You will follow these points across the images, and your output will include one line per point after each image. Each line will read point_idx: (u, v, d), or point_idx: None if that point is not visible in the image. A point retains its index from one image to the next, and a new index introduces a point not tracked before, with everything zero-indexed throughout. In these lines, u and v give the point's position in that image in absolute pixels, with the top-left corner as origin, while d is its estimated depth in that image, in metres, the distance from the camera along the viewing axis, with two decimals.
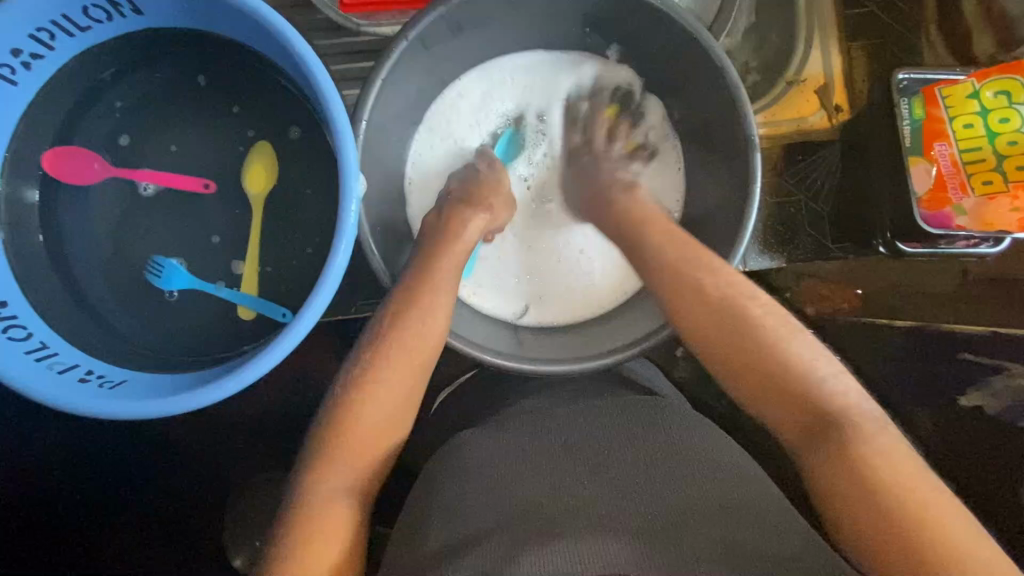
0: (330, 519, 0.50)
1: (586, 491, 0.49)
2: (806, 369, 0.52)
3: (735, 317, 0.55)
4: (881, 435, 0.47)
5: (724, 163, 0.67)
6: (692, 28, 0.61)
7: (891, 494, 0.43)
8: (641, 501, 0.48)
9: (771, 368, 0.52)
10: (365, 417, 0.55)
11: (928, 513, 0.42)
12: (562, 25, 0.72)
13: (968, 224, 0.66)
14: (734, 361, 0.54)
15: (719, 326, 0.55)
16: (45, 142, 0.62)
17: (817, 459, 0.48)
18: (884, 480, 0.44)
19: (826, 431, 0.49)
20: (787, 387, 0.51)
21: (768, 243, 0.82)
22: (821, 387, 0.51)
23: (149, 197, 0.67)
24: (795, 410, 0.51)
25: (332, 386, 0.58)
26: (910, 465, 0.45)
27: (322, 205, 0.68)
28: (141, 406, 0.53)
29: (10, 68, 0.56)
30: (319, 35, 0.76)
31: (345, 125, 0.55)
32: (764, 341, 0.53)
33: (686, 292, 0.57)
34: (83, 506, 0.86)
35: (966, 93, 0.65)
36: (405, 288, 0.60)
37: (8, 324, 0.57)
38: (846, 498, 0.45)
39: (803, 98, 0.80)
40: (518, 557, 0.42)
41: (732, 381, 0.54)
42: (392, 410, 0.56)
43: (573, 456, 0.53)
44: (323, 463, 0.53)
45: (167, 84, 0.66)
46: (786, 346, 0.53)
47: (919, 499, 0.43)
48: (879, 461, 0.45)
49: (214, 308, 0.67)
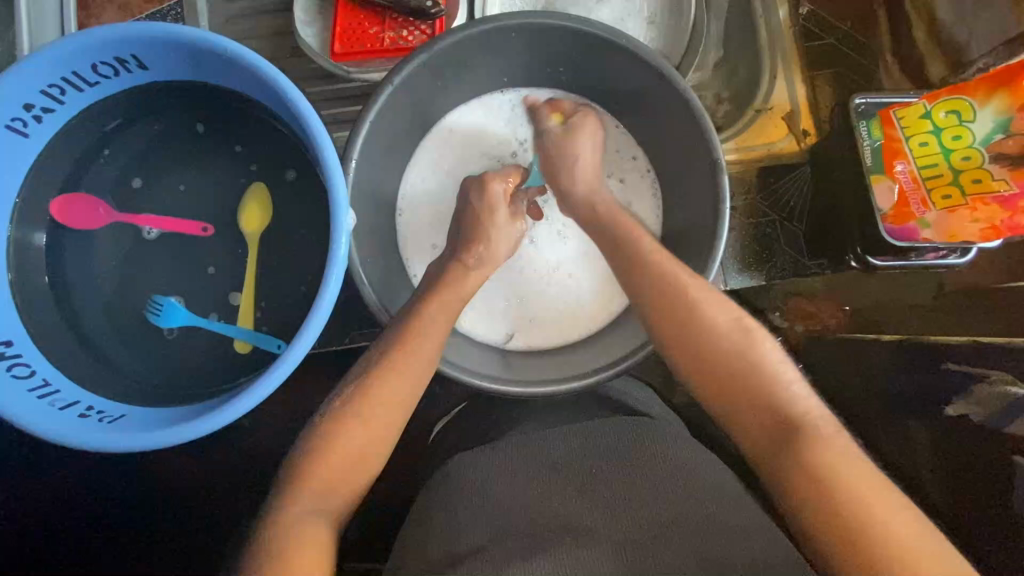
0: (305, 533, 0.48)
1: (572, 510, 0.49)
2: (775, 375, 0.54)
3: (708, 330, 0.57)
4: (836, 437, 0.49)
5: (696, 185, 0.70)
6: (657, 64, 0.65)
7: (842, 489, 0.44)
8: (627, 517, 0.48)
9: (743, 371, 0.54)
10: (344, 450, 0.55)
11: (875, 509, 0.43)
12: (537, 67, 0.76)
13: (934, 237, 0.68)
14: (705, 362, 0.56)
15: (685, 339, 0.58)
16: (54, 189, 0.66)
17: (779, 457, 0.49)
18: (835, 479, 0.45)
19: (785, 432, 0.50)
20: (752, 390, 0.53)
21: (747, 262, 0.87)
22: (786, 388, 0.53)
23: (152, 240, 0.70)
24: (757, 409, 0.52)
25: (314, 417, 0.59)
26: (862, 467, 0.46)
27: (316, 241, 0.71)
28: (135, 440, 0.55)
29: (23, 122, 0.61)
30: (315, 82, 0.82)
31: (334, 163, 0.58)
32: (726, 343, 0.56)
33: (663, 306, 0.60)
34: (79, 548, 0.86)
35: (919, 114, 0.68)
36: (400, 324, 0.63)
37: (13, 362, 0.60)
38: (798, 494, 0.46)
39: (772, 124, 0.84)
40: (504, 568, 0.42)
41: (703, 388, 0.56)
42: (372, 438, 0.56)
43: (563, 474, 0.54)
44: (300, 483, 0.53)
45: (167, 132, 0.70)
46: (750, 351, 0.55)
47: (866, 491, 0.44)
48: (833, 461, 0.47)
49: (211, 342, 0.69)
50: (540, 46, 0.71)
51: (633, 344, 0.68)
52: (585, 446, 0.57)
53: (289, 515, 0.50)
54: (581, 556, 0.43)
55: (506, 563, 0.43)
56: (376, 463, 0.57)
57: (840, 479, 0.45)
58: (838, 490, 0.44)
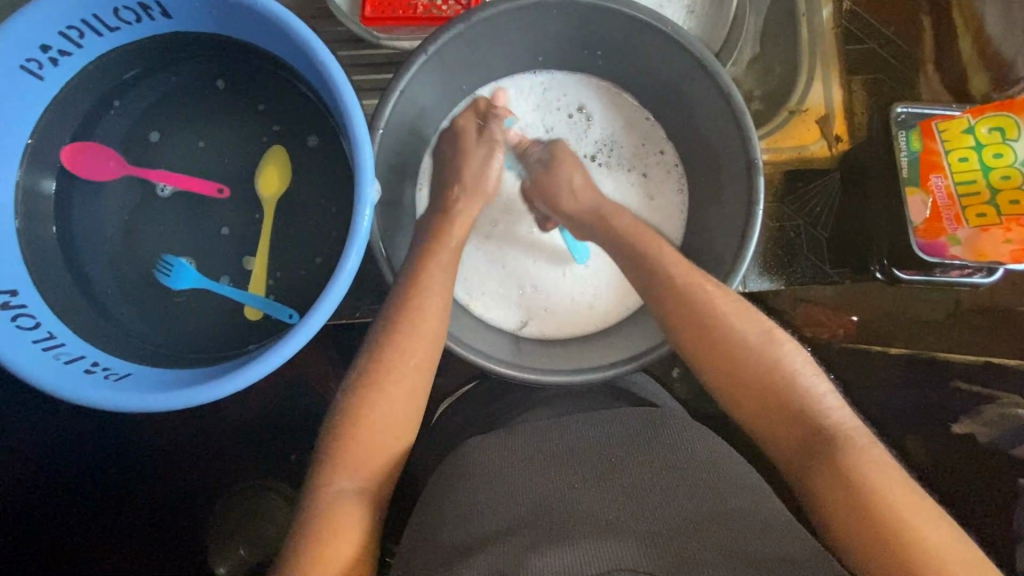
0: (340, 521, 0.50)
1: (591, 499, 0.48)
2: (800, 390, 0.53)
3: (736, 336, 0.56)
4: (873, 450, 0.49)
5: (730, 182, 0.68)
6: (698, 53, 0.63)
7: (880, 504, 0.45)
8: (645, 507, 0.47)
9: (767, 387, 0.53)
10: (366, 432, 0.54)
11: (911, 526, 0.43)
12: (573, 49, 0.74)
13: (962, 254, 0.69)
14: (727, 375, 0.55)
15: (704, 348, 0.57)
16: (66, 135, 0.64)
17: (813, 472, 0.49)
18: (872, 493, 0.45)
19: (821, 446, 0.50)
20: (783, 400, 0.53)
21: (767, 265, 0.83)
22: (814, 402, 0.52)
23: (165, 197, 0.68)
24: (789, 422, 0.52)
25: (336, 395, 0.58)
26: (898, 480, 0.46)
27: (335, 210, 0.69)
28: (143, 399, 0.54)
29: (38, 63, 0.58)
30: (342, 46, 0.79)
31: (363, 131, 0.56)
32: (757, 351, 0.55)
33: (681, 308, 0.59)
34: (75, 500, 0.86)
35: (962, 129, 0.67)
36: (400, 299, 0.60)
37: (18, 312, 0.58)
38: (835, 510, 0.46)
39: (804, 127, 0.83)
40: (529, 558, 0.41)
41: (727, 397, 0.56)
42: (396, 412, 0.56)
43: (581, 461, 0.53)
44: (333, 460, 0.53)
45: (187, 86, 0.68)
46: (784, 360, 0.55)
47: (905, 507, 0.44)
48: (870, 472, 0.47)
49: (221, 306, 0.67)
50: (579, 27, 0.69)
51: (650, 340, 0.67)
52: (603, 438, 0.56)
53: (326, 494, 0.51)
54: (606, 547, 0.42)
55: (527, 552, 0.42)
56: (410, 433, 0.57)
57: (877, 494, 0.45)
58: (876, 506, 0.45)
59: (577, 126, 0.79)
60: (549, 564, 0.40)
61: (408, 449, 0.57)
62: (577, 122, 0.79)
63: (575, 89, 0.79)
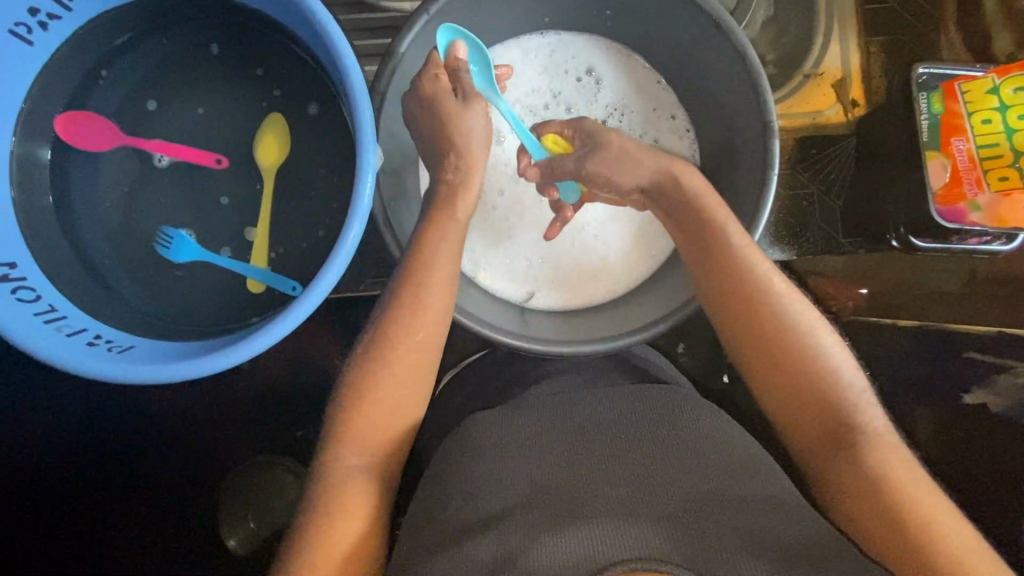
0: (353, 497, 0.51)
1: (600, 476, 0.47)
2: (841, 387, 0.53)
3: (776, 326, 0.55)
4: (898, 448, 0.50)
5: (745, 147, 0.65)
6: (713, 11, 0.60)
7: (905, 505, 0.47)
8: (657, 485, 0.46)
9: (803, 380, 0.53)
10: (374, 406, 0.54)
11: (935, 528, 0.45)
12: (582, 9, 0.71)
13: (982, 220, 0.67)
14: (765, 366, 0.55)
15: (750, 338, 0.55)
16: (59, 104, 0.62)
17: (840, 466, 0.50)
18: (898, 493, 0.47)
19: (850, 441, 0.51)
20: (819, 394, 0.53)
21: (780, 235, 0.82)
22: (851, 397, 0.52)
23: (163, 168, 0.66)
24: (821, 415, 0.52)
25: (343, 368, 0.58)
26: (920, 479, 0.48)
27: (336, 181, 0.67)
28: (146, 371, 0.53)
29: (27, 27, 0.57)
30: (340, 10, 0.76)
31: (363, 93, 0.54)
32: (799, 345, 0.54)
33: (722, 294, 0.57)
34: (85, 474, 0.87)
35: (988, 89, 0.66)
36: (409, 265, 0.58)
37: (18, 285, 0.57)
38: (860, 507, 0.48)
39: (820, 92, 0.80)
40: (540, 542, 0.41)
41: (761, 386, 0.55)
42: (402, 386, 0.55)
43: (591, 436, 0.52)
44: (341, 435, 0.53)
45: (182, 50, 0.66)
46: (822, 351, 0.54)
47: (927, 507, 0.46)
48: (895, 470, 0.49)
49: (224, 279, 0.67)
50: None
51: (662, 310, 0.66)
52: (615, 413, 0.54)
53: (331, 468, 0.52)
54: (618, 527, 0.41)
55: (537, 535, 0.42)
56: (418, 409, 0.57)
57: (902, 493, 0.47)
58: (901, 507, 0.46)
59: (586, 90, 0.76)
60: (557, 549, 0.40)
61: (418, 422, 0.58)
62: (587, 86, 0.76)
63: (586, 50, 0.76)
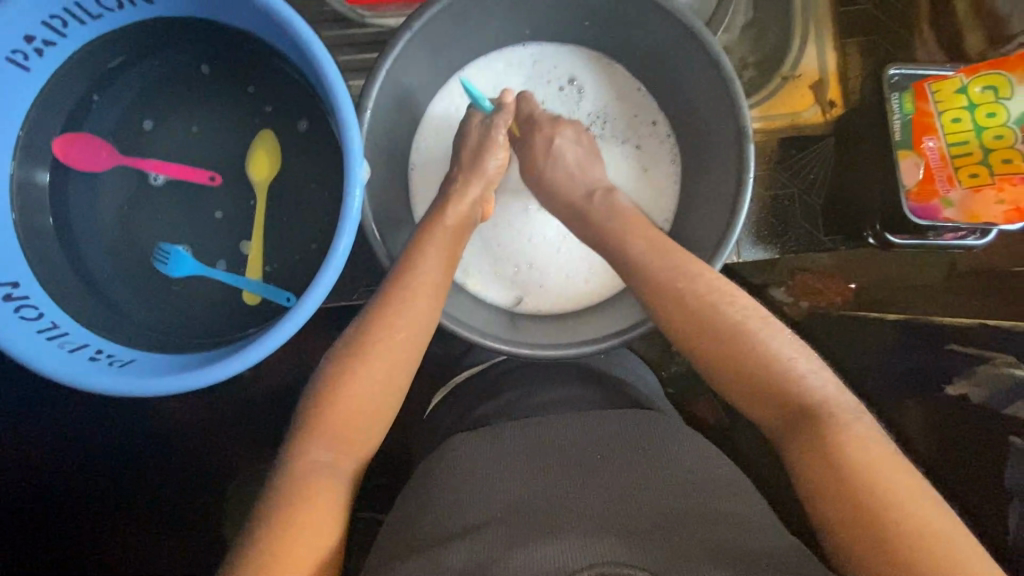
0: (317, 491, 0.51)
1: (584, 489, 0.49)
2: (791, 373, 0.53)
3: (720, 321, 0.56)
4: (859, 427, 0.49)
5: (722, 151, 0.67)
6: (687, 22, 0.62)
7: (865, 483, 0.45)
8: (637, 501, 0.48)
9: (754, 369, 0.54)
10: (349, 406, 0.55)
11: (897, 503, 0.43)
12: (562, 21, 0.73)
13: (955, 216, 0.69)
14: (724, 363, 0.55)
15: (700, 330, 0.57)
16: (56, 127, 0.64)
17: (799, 452, 0.50)
18: (857, 471, 0.46)
19: (806, 425, 0.50)
20: (770, 381, 0.53)
21: (762, 235, 0.84)
22: (804, 383, 0.53)
23: (158, 186, 0.68)
24: (776, 404, 0.53)
25: (318, 370, 0.59)
26: (883, 456, 0.47)
27: (327, 195, 0.69)
28: (146, 384, 0.55)
29: (24, 54, 0.58)
30: (326, 26, 0.78)
31: (350, 112, 0.56)
32: (746, 337, 0.55)
33: (674, 296, 0.59)
34: (88, 485, 0.89)
35: (955, 89, 0.69)
36: (397, 278, 0.60)
37: (21, 303, 0.59)
38: (820, 489, 0.47)
39: (799, 92, 0.82)
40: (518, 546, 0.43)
41: (731, 392, 0.56)
42: (377, 388, 0.57)
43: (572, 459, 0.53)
44: (315, 433, 0.54)
45: (173, 71, 0.67)
46: (769, 343, 0.55)
47: (888, 484, 0.45)
48: (855, 449, 0.47)
49: (220, 293, 0.68)
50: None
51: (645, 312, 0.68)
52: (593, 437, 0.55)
53: (303, 465, 0.52)
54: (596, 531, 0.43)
55: (515, 542, 0.43)
56: (389, 414, 0.58)
57: (861, 472, 0.46)
58: (860, 485, 0.45)
59: (569, 99, 0.78)
60: (532, 554, 0.42)
61: (390, 425, 0.59)
62: (569, 95, 0.78)
63: (568, 60, 0.78)
